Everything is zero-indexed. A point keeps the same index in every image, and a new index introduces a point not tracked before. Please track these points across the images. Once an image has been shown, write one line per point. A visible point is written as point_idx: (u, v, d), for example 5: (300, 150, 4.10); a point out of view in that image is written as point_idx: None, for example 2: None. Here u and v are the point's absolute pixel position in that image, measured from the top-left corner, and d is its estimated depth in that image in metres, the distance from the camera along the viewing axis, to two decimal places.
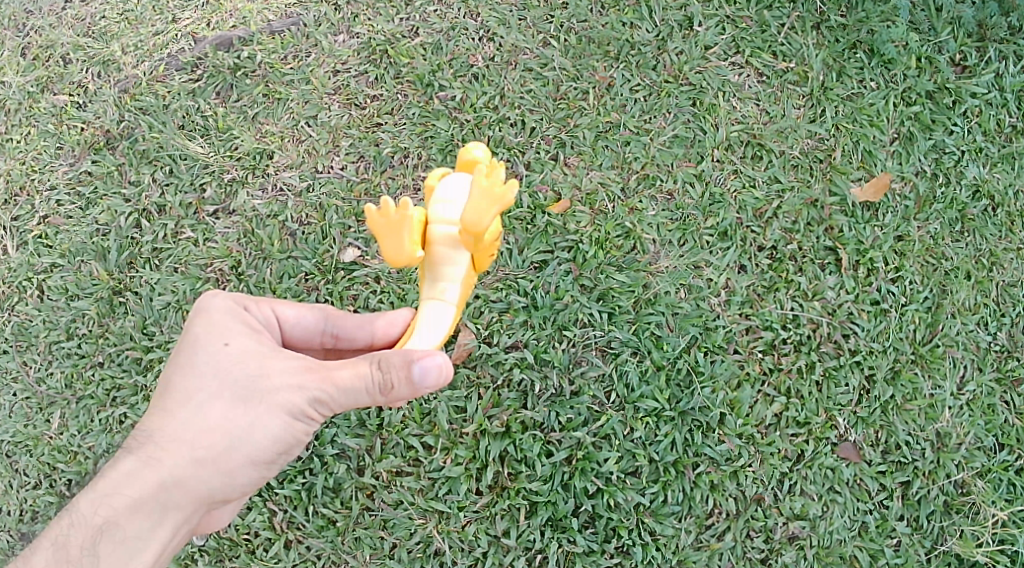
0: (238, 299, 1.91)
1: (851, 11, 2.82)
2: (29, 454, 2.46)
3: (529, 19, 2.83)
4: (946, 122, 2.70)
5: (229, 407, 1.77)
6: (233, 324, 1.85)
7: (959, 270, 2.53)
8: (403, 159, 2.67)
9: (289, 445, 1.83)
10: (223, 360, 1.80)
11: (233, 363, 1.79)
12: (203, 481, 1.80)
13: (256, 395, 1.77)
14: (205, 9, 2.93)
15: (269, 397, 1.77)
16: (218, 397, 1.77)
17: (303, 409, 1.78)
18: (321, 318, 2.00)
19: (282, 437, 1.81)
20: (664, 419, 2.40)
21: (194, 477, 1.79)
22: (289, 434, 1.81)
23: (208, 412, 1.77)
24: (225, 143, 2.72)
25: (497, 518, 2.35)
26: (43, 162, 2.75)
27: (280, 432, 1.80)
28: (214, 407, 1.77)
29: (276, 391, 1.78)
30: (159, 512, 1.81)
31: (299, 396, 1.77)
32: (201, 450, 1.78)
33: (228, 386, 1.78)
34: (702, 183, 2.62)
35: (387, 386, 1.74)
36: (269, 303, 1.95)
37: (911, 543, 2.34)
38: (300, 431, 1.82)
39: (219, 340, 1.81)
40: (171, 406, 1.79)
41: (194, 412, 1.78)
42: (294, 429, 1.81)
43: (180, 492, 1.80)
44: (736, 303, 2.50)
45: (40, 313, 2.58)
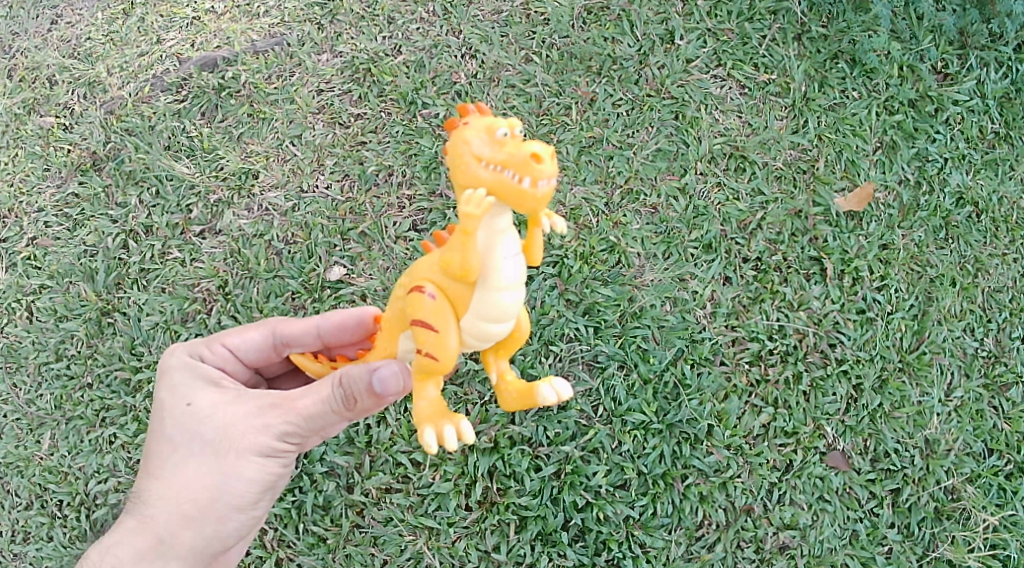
0: (191, 351, 1.96)
1: (832, 22, 2.85)
2: (20, 475, 2.46)
3: (511, 35, 2.86)
4: (929, 130, 2.71)
5: (207, 459, 1.79)
6: (195, 380, 1.89)
7: (944, 277, 2.54)
8: (388, 177, 2.68)
9: (269, 480, 1.84)
10: (190, 416, 1.82)
11: (204, 417, 1.81)
12: (194, 534, 1.81)
13: (224, 443, 1.79)
14: (191, 31, 2.96)
15: (238, 443, 1.79)
16: (191, 454, 1.79)
17: (276, 445, 1.79)
18: (267, 334, 2.03)
19: (263, 474, 1.82)
20: (651, 432, 2.41)
21: (185, 532, 1.80)
22: (267, 470, 1.82)
23: (184, 470, 1.79)
24: (211, 164, 2.73)
25: (487, 533, 2.35)
26: (30, 184, 2.76)
27: (258, 471, 1.81)
28: (189, 464, 1.79)
29: (245, 434, 1.78)
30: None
31: (268, 435, 1.78)
32: (187, 505, 1.79)
33: (199, 442, 1.79)
34: (686, 197, 2.63)
35: (349, 401, 1.72)
36: (215, 340, 1.99)
37: (903, 550, 2.33)
38: (279, 464, 1.83)
39: (186, 402, 1.84)
40: (153, 470, 1.81)
41: (176, 469, 1.79)
42: (271, 465, 1.81)
43: (179, 549, 1.81)
44: (722, 315, 2.51)
45: (29, 334, 2.58)
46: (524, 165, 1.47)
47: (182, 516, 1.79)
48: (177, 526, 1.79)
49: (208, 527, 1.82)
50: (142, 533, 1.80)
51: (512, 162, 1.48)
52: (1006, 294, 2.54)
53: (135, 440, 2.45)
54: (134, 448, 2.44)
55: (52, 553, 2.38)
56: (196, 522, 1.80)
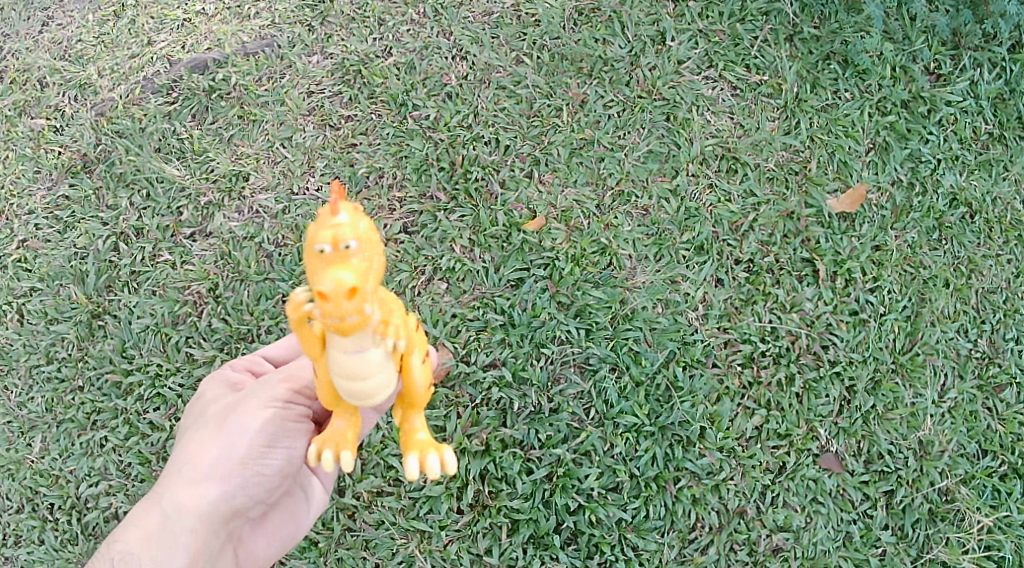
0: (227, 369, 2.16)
1: (824, 23, 2.84)
2: (11, 479, 2.45)
3: (502, 37, 2.85)
4: (922, 131, 2.70)
5: (212, 425, 1.86)
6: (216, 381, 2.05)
7: (937, 278, 2.53)
8: (378, 179, 2.67)
9: (273, 435, 1.83)
10: (208, 403, 1.96)
11: (217, 399, 1.94)
12: (196, 495, 1.82)
13: (228, 408, 1.88)
14: (181, 33, 2.95)
15: (240, 403, 1.87)
16: (202, 425, 1.89)
17: (273, 394, 1.85)
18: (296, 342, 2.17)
19: (260, 426, 1.82)
20: (643, 434, 2.40)
21: (188, 494, 1.82)
22: (266, 420, 1.82)
23: (192, 438, 1.87)
24: (201, 166, 2.72)
25: (479, 537, 2.35)
26: (21, 186, 2.75)
27: (254, 422, 1.82)
28: (197, 433, 1.88)
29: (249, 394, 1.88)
30: (170, 540, 1.81)
31: (267, 389, 1.86)
32: (193, 467, 1.83)
33: (208, 413, 1.91)
34: (677, 198, 2.62)
35: None
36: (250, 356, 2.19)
37: (896, 552, 2.33)
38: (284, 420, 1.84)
39: (206, 394, 1.99)
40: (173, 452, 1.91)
41: (187, 442, 1.88)
42: (270, 415, 1.83)
43: (182, 514, 1.82)
44: (714, 317, 2.50)
45: (20, 337, 2.57)
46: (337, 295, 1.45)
47: (183, 477, 1.83)
48: (179, 488, 1.83)
49: (211, 488, 1.82)
50: (153, 503, 1.83)
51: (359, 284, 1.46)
52: (1000, 295, 2.53)
53: (126, 443, 2.44)
54: (126, 451, 2.44)
55: (43, 556, 2.37)
56: (198, 483, 1.82)
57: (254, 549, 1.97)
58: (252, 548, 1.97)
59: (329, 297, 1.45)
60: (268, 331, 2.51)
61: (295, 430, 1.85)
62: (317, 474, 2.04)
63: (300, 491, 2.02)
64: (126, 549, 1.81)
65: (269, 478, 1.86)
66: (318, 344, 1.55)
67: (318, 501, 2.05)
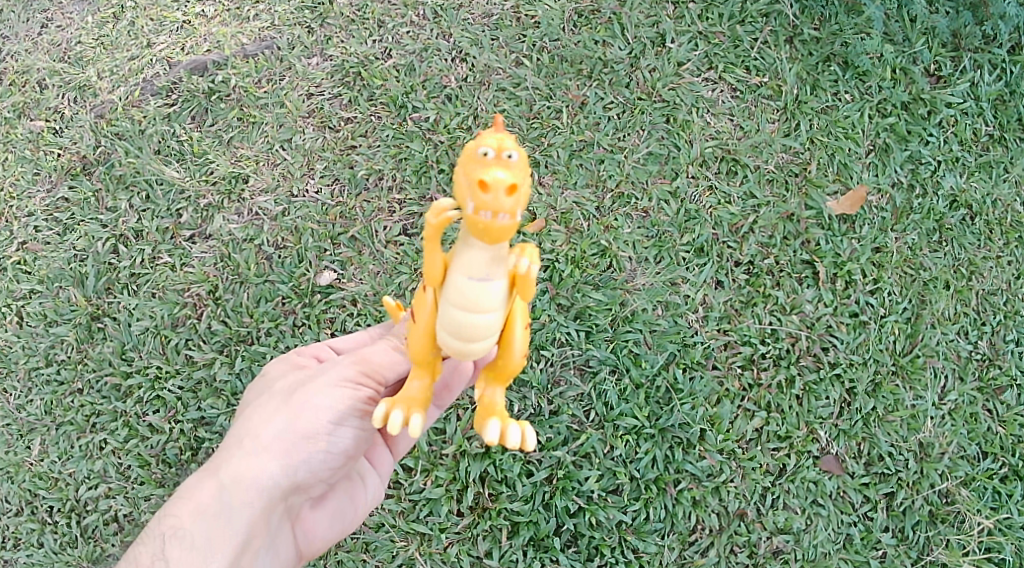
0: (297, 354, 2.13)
1: (824, 25, 2.84)
2: (10, 481, 2.44)
3: (502, 39, 2.85)
4: (922, 132, 2.70)
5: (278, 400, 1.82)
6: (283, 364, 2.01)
7: (937, 280, 2.53)
8: (378, 181, 2.67)
9: (342, 414, 1.78)
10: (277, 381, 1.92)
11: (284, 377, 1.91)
12: (257, 467, 1.76)
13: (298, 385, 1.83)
14: (180, 35, 2.95)
15: (312, 380, 1.82)
16: (267, 400, 1.84)
17: (348, 373, 1.80)
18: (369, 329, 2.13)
19: (333, 404, 1.78)
20: (644, 436, 2.39)
21: (251, 467, 1.76)
22: (339, 397, 1.78)
23: (257, 411, 1.83)
24: (201, 168, 2.72)
25: (479, 539, 2.34)
26: (20, 188, 2.75)
27: (326, 399, 1.78)
28: (263, 408, 1.84)
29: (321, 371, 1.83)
30: (227, 513, 1.75)
31: (338, 369, 1.82)
32: (256, 439, 1.78)
33: (275, 388, 1.88)
34: (677, 200, 2.62)
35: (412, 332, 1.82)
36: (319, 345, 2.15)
37: (897, 554, 2.32)
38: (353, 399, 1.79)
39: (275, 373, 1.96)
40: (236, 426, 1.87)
41: (251, 416, 1.83)
42: (344, 393, 1.78)
43: (242, 487, 1.76)
44: (714, 319, 2.50)
45: (19, 339, 2.56)
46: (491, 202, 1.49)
47: (247, 449, 1.78)
48: (241, 460, 1.77)
49: (274, 462, 1.77)
50: (210, 473, 1.78)
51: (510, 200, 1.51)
52: (1001, 297, 2.52)
53: (126, 446, 2.44)
54: (125, 453, 2.43)
55: (42, 559, 2.37)
56: (261, 456, 1.77)
57: (309, 532, 1.91)
58: (307, 530, 1.91)
59: (489, 187, 1.48)
60: (268, 333, 2.50)
61: (367, 411, 1.80)
62: (376, 466, 2.04)
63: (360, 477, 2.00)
64: (180, 518, 1.75)
65: (334, 458, 1.81)
66: (440, 268, 1.57)
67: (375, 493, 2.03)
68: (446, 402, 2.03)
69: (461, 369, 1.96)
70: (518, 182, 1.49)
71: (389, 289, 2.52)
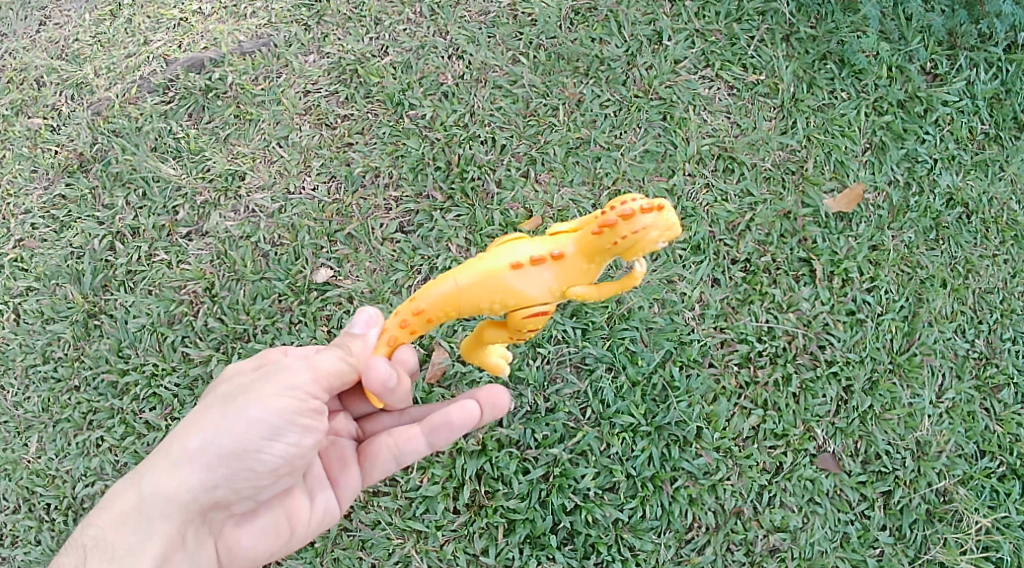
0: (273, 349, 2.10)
1: (821, 23, 2.84)
2: (7, 479, 2.45)
3: (498, 36, 2.85)
4: (918, 130, 2.70)
5: (216, 408, 1.80)
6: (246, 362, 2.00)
7: (935, 279, 2.53)
8: (375, 178, 2.67)
9: (276, 430, 1.75)
10: (222, 383, 1.88)
11: (230, 375, 1.89)
12: (178, 482, 1.79)
13: (234, 395, 1.79)
14: (177, 32, 2.95)
15: (250, 391, 1.77)
16: (206, 405, 1.83)
17: (288, 387, 1.76)
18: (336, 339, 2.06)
19: (269, 417, 1.74)
20: (640, 434, 2.40)
21: (178, 478, 1.79)
22: (277, 411, 1.74)
23: (194, 417, 1.82)
24: (197, 165, 2.72)
25: (475, 537, 2.34)
26: (18, 186, 2.75)
27: (263, 411, 1.74)
28: (201, 411, 1.82)
29: (267, 378, 1.79)
30: (147, 523, 1.80)
31: (279, 379, 1.77)
32: (182, 450, 1.78)
33: (218, 391, 1.86)
34: (674, 198, 2.62)
35: (346, 347, 1.86)
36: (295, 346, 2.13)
37: (894, 552, 2.32)
38: (291, 414, 1.75)
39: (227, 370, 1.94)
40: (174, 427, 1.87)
41: (187, 420, 1.83)
42: (283, 407, 1.74)
43: (162, 499, 1.80)
44: (711, 317, 2.49)
45: (17, 336, 2.57)
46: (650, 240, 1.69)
47: (175, 460, 1.79)
48: (165, 470, 1.79)
49: (197, 475, 1.78)
50: (132, 485, 1.82)
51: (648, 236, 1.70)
52: (997, 295, 2.52)
53: (122, 443, 2.44)
54: (122, 451, 2.43)
55: (40, 557, 2.37)
56: (186, 466, 1.79)
57: (239, 550, 1.94)
58: (237, 546, 1.93)
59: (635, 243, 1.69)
60: (264, 331, 2.51)
61: (306, 427, 1.78)
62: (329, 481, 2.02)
63: (304, 492, 1.98)
64: (104, 528, 1.81)
65: (265, 475, 1.80)
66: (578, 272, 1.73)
67: (324, 509, 2.01)
68: (441, 443, 1.98)
69: (466, 414, 1.94)
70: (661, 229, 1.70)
71: (385, 287, 2.52)
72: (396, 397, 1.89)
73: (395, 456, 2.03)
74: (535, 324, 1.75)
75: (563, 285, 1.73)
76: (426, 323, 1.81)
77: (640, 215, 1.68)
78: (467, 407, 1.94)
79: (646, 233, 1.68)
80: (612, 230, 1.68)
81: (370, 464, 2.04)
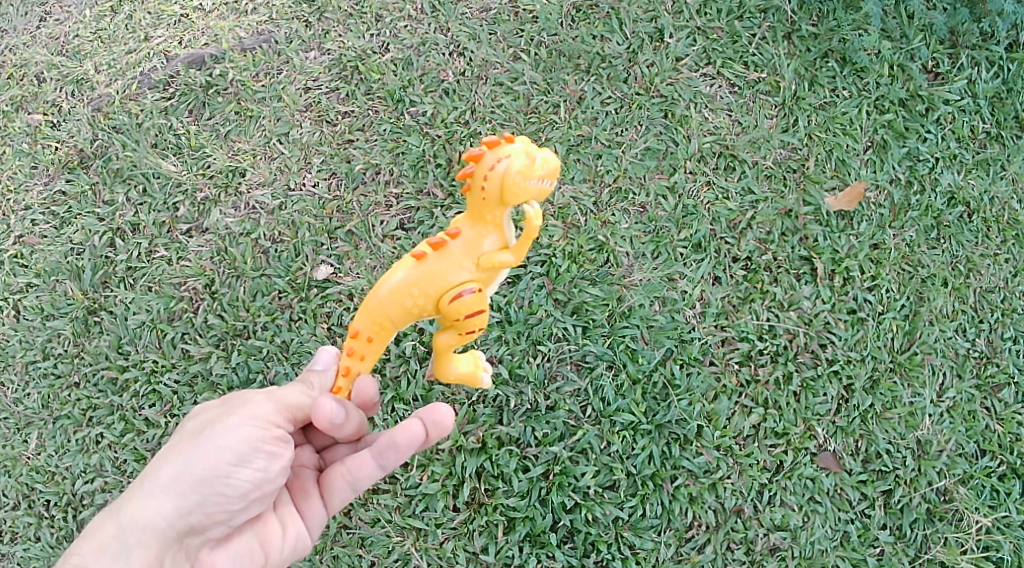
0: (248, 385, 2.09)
1: (822, 21, 2.84)
2: (7, 475, 2.44)
3: (499, 33, 2.84)
4: (919, 129, 2.70)
5: (187, 436, 1.79)
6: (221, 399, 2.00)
7: (936, 277, 2.52)
8: (375, 175, 2.67)
9: (243, 455, 1.73)
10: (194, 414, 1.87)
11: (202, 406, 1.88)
12: (152, 510, 1.74)
13: (205, 423, 1.78)
14: (178, 28, 2.94)
15: (219, 417, 1.77)
16: (180, 433, 1.81)
17: (253, 412, 1.76)
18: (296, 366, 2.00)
19: (234, 445, 1.73)
20: (640, 432, 2.39)
21: (153, 505, 1.74)
22: (240, 437, 1.73)
23: (168, 446, 1.80)
24: (197, 162, 2.71)
25: (475, 534, 2.33)
26: (18, 181, 2.74)
27: (227, 438, 1.73)
28: (172, 442, 1.80)
29: (233, 407, 1.79)
30: (124, 552, 1.73)
31: (247, 406, 1.78)
32: (157, 477, 1.75)
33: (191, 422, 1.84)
34: (674, 195, 2.62)
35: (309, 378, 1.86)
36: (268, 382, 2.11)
37: (894, 552, 2.31)
38: (258, 440, 1.74)
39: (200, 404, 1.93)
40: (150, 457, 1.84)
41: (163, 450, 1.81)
42: (248, 433, 1.74)
43: (137, 526, 1.73)
44: (712, 315, 2.49)
45: (17, 333, 2.56)
46: (531, 170, 1.61)
47: (148, 488, 1.74)
48: (140, 497, 1.74)
49: (170, 503, 1.73)
50: (108, 517, 1.76)
51: (526, 169, 1.60)
52: (998, 294, 2.52)
53: (121, 440, 2.43)
54: (121, 448, 2.43)
55: (39, 553, 2.36)
56: (159, 494, 1.74)
57: None
58: None
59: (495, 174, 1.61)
60: (264, 327, 2.50)
61: (272, 452, 1.76)
62: (302, 511, 1.92)
63: (277, 520, 1.88)
64: (80, 559, 1.73)
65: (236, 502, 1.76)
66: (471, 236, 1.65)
67: (296, 538, 1.91)
68: (394, 463, 1.87)
69: (412, 433, 1.81)
70: (525, 154, 1.62)
71: None
72: (346, 432, 1.81)
73: (351, 482, 1.92)
74: (468, 309, 1.65)
75: (473, 259, 1.65)
76: (365, 346, 1.74)
77: (499, 158, 1.61)
78: (413, 426, 1.81)
79: (517, 172, 1.60)
80: (483, 182, 1.61)
81: (334, 490, 1.93)
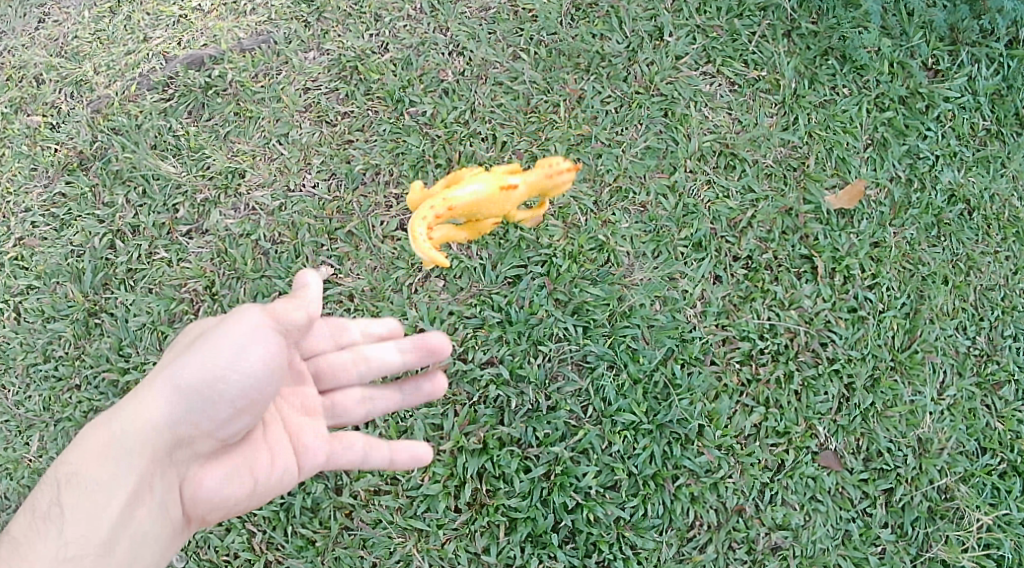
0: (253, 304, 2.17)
1: (822, 18, 2.81)
2: (9, 478, 2.44)
3: (499, 32, 2.83)
4: (920, 127, 2.69)
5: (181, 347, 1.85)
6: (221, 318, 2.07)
7: (936, 275, 2.52)
8: (375, 175, 2.67)
9: (238, 358, 1.76)
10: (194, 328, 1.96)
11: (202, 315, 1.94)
12: (146, 426, 1.81)
13: (201, 334, 1.83)
14: (176, 28, 2.92)
15: (215, 326, 1.81)
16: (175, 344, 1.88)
17: (249, 318, 1.79)
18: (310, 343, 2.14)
19: (232, 349, 1.77)
20: (642, 432, 2.39)
21: (144, 411, 1.81)
22: (235, 339, 1.76)
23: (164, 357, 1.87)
24: (197, 163, 2.71)
25: (476, 535, 2.34)
26: (18, 184, 2.74)
27: (224, 345, 1.76)
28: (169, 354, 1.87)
29: (230, 315, 1.82)
30: (116, 464, 1.81)
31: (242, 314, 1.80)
32: (152, 388, 1.82)
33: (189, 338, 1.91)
34: (675, 195, 2.61)
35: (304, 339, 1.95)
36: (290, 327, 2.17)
37: (895, 550, 2.32)
38: (255, 343, 1.77)
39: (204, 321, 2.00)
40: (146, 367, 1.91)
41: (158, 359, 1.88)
42: (247, 345, 1.77)
43: (131, 439, 1.81)
44: (713, 314, 2.49)
45: (18, 335, 2.56)
46: None
47: (142, 399, 1.82)
48: (135, 409, 1.82)
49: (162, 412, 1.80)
50: (103, 427, 1.85)
51: None
52: (998, 292, 2.51)
53: None
54: None
55: None
56: (152, 406, 1.81)
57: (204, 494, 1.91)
58: (203, 492, 1.91)
59: None
60: None
61: (269, 350, 1.79)
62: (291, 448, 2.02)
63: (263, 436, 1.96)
64: (72, 467, 1.83)
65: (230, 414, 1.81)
66: None
67: (280, 463, 2.00)
68: (365, 463, 2.09)
69: (378, 454, 2.09)
70: None
71: (386, 284, 2.53)
72: (322, 447, 2.06)
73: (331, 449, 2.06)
74: None
75: None
76: None
77: None
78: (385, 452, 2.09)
79: None
80: None
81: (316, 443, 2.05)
